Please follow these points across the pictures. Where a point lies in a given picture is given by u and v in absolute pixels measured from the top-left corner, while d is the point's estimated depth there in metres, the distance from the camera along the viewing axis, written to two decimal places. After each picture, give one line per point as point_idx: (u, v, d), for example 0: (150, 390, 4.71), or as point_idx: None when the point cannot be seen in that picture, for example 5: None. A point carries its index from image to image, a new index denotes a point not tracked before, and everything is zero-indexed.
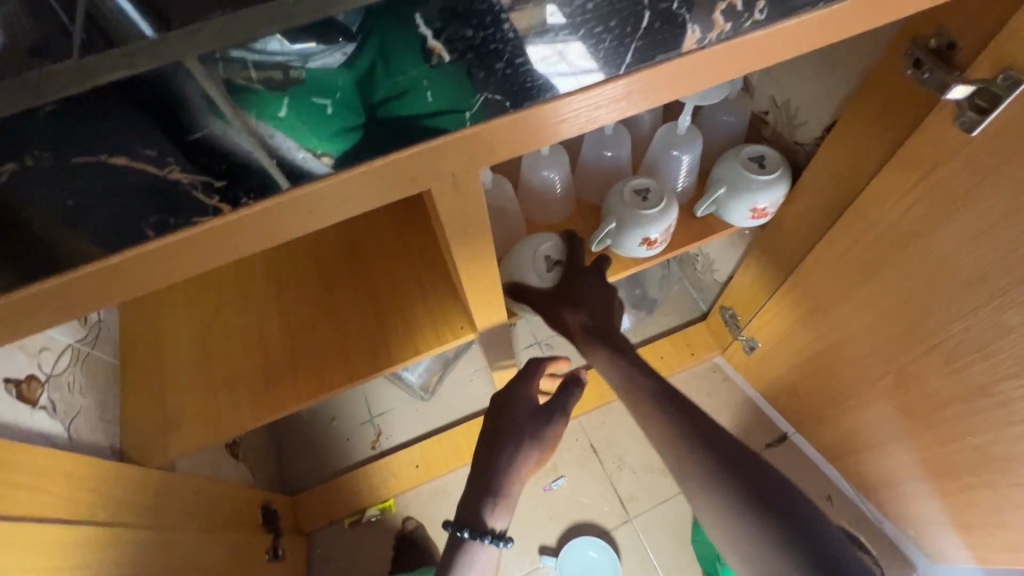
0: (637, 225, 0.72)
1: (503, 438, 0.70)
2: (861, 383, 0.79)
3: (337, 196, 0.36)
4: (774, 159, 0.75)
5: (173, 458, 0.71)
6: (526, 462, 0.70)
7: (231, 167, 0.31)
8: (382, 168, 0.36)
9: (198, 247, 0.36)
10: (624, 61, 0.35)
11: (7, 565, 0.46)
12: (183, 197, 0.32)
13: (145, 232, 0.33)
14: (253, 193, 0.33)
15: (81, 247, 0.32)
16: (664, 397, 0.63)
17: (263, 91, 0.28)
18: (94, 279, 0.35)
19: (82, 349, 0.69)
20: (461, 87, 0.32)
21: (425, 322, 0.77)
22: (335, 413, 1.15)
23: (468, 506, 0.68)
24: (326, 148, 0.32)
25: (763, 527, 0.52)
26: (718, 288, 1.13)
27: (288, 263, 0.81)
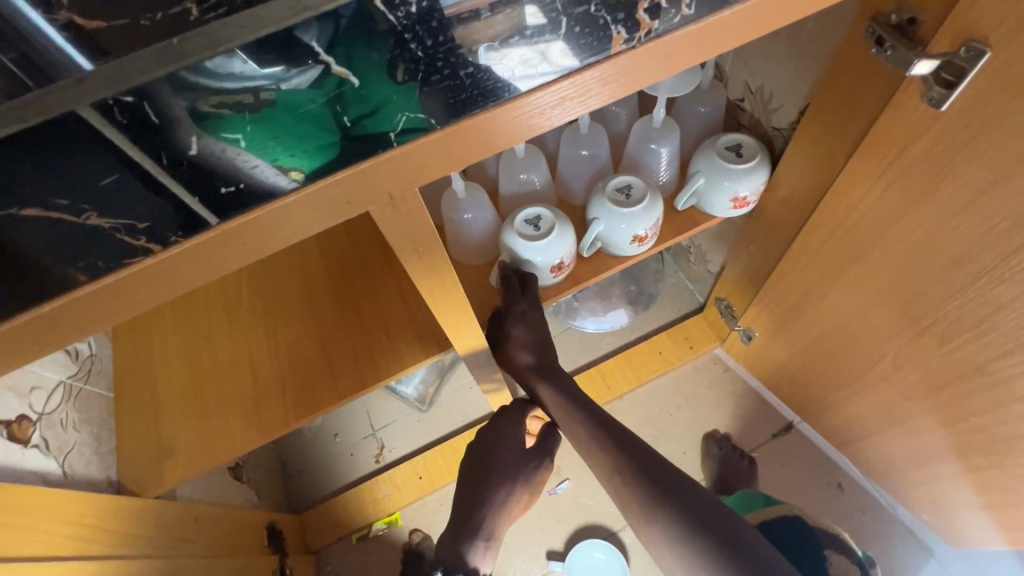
0: (623, 224, 0.71)
1: (488, 481, 0.73)
2: (860, 368, 0.77)
3: (279, 225, 0.36)
4: (751, 146, 0.74)
5: (168, 486, 0.71)
6: (511, 505, 0.74)
7: (155, 208, 0.32)
8: (319, 191, 0.36)
9: (135, 289, 0.36)
10: (563, 65, 0.35)
11: None
12: (107, 240, 0.32)
13: (76, 278, 0.33)
14: (182, 230, 0.33)
15: (15, 295, 0.32)
16: (599, 425, 0.69)
17: (233, 115, 0.29)
18: (34, 327, 0.35)
19: (75, 385, 0.70)
20: (407, 105, 0.33)
21: (410, 336, 0.77)
22: (337, 429, 1.16)
23: (451, 543, 0.70)
24: (297, 163, 0.33)
25: (696, 552, 0.58)
26: (712, 278, 1.11)
27: (273, 284, 0.81)
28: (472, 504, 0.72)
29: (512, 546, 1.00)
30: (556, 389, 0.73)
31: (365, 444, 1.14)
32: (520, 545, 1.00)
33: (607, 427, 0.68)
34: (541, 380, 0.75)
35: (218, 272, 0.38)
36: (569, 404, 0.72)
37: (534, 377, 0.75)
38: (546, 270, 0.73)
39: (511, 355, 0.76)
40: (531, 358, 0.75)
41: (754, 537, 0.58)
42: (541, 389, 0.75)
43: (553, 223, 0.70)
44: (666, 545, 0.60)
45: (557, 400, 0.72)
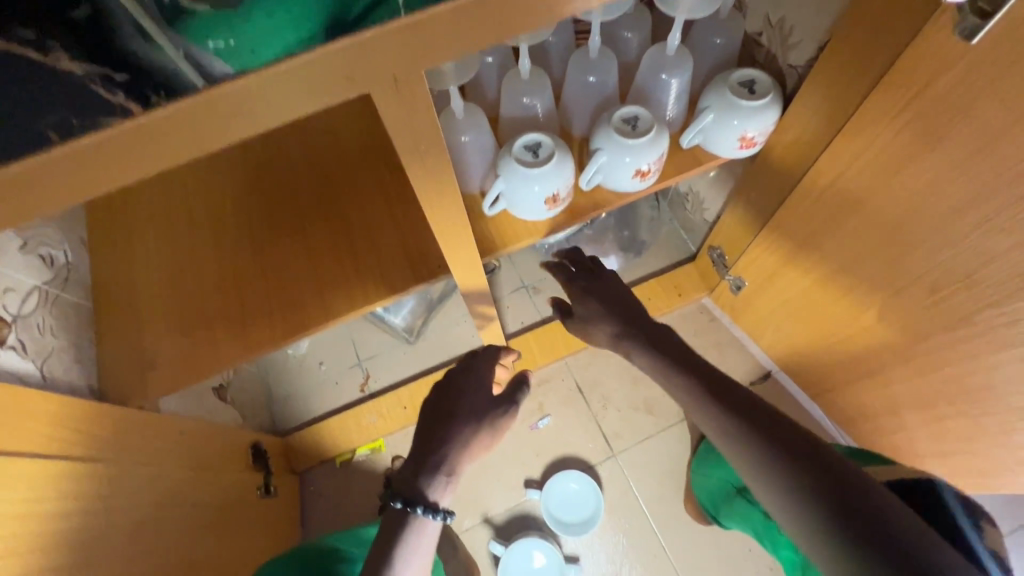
0: (628, 157, 0.69)
1: (451, 418, 0.65)
2: (845, 318, 0.79)
3: (266, 99, 0.34)
4: (765, 83, 0.71)
5: (155, 396, 0.71)
6: (475, 446, 0.65)
7: (136, 58, 0.30)
8: (314, 66, 0.33)
9: (104, 158, 0.33)
10: None
11: None
12: (79, 91, 0.30)
13: (46, 135, 0.30)
14: (162, 91, 0.31)
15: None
16: (701, 380, 0.58)
17: (207, 12, 0.29)
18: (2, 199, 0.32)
19: (51, 291, 0.68)
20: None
21: (402, 262, 0.75)
22: (324, 357, 1.16)
23: (411, 477, 0.62)
24: (266, 58, 0.31)
25: (815, 528, 0.45)
26: (706, 227, 1.11)
27: (260, 200, 0.78)
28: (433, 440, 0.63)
29: (491, 475, 1.04)
30: (651, 351, 0.63)
31: (351, 373, 1.15)
32: (500, 474, 1.04)
33: (711, 380, 0.57)
34: (634, 349, 0.65)
35: (199, 148, 0.35)
36: (668, 364, 0.61)
37: (628, 345, 0.66)
38: (540, 202, 0.71)
39: (596, 335, 0.70)
40: (613, 324, 0.67)
41: (896, 515, 0.43)
42: (637, 357, 0.65)
43: (553, 150, 0.68)
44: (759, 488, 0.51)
45: (650, 364, 0.63)
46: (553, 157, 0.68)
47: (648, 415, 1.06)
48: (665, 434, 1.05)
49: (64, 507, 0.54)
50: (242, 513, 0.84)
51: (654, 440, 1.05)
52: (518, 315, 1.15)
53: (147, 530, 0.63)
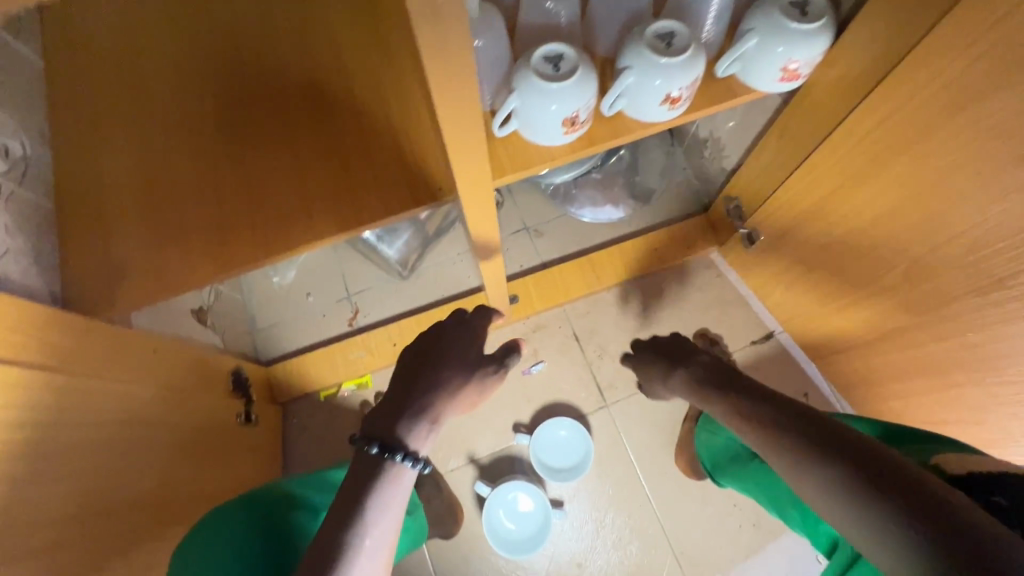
0: (658, 79, 0.62)
1: (440, 363, 0.54)
2: (867, 276, 0.75)
3: None
4: (819, 6, 0.63)
5: (124, 311, 0.65)
6: (462, 401, 0.54)
7: None
8: None
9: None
10: None
11: None
12: None
13: None
14: None
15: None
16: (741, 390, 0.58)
17: None
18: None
19: (6, 185, 0.61)
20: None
21: (399, 182, 0.68)
22: (310, 288, 1.11)
23: (389, 417, 0.51)
24: None
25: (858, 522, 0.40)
26: (723, 177, 1.04)
27: (245, 105, 0.70)
28: (420, 382, 0.53)
29: (480, 418, 1.01)
30: (688, 375, 0.67)
31: (339, 306, 1.10)
32: (488, 417, 1.02)
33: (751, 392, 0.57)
34: (676, 377, 0.69)
35: None
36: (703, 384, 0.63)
37: (672, 376, 0.70)
38: (557, 124, 0.63)
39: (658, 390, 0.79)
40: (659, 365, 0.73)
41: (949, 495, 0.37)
42: (679, 384, 0.68)
43: (576, 65, 0.61)
44: (823, 504, 0.43)
45: (690, 383, 0.66)
46: (577, 73, 0.61)
47: None
48: None
49: (9, 415, 0.49)
50: (216, 439, 0.81)
51: None
52: (518, 257, 1.10)
53: (107, 448, 0.59)
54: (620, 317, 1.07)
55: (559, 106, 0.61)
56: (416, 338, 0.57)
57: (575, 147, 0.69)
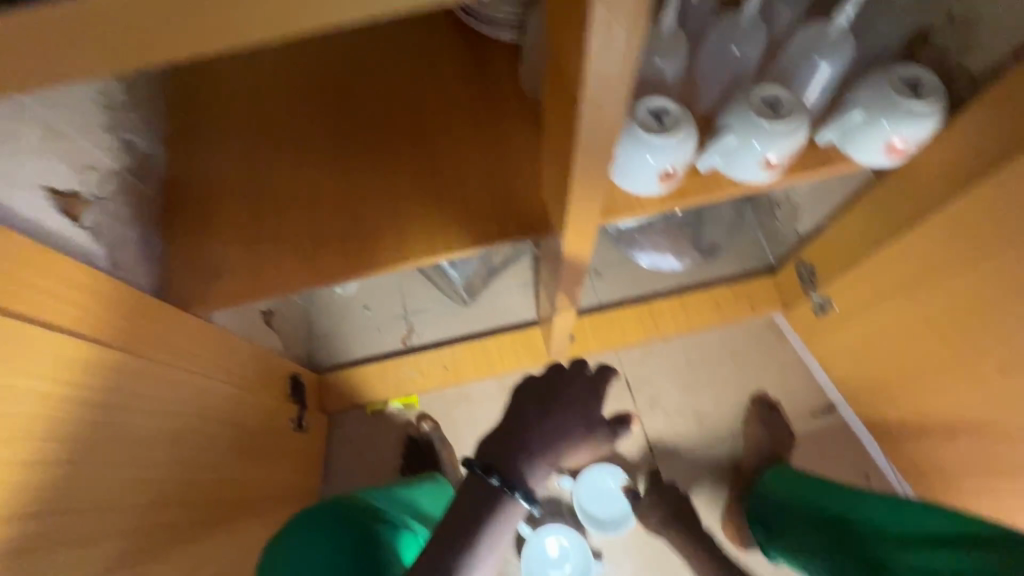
0: (761, 142, 0.62)
1: (570, 408, 0.53)
2: (958, 361, 0.72)
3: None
4: (932, 86, 0.62)
5: (212, 307, 0.69)
6: (580, 450, 0.53)
7: None
8: None
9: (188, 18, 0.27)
10: None
11: (28, 372, 0.43)
12: None
13: None
14: None
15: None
16: None
17: None
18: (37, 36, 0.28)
19: (130, 179, 0.66)
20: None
21: (487, 214, 0.70)
22: (369, 302, 1.13)
23: (506, 449, 0.50)
24: None
25: None
26: (795, 240, 1.03)
27: (348, 125, 0.74)
28: (537, 421, 0.51)
29: None
30: None
31: (395, 323, 1.12)
32: None
33: None
34: None
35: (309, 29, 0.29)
36: None
37: None
38: (653, 176, 0.64)
39: None
40: None
41: None
42: None
43: (680, 120, 0.62)
44: None
45: None
46: (681, 128, 0.62)
47: (695, 425, 1.02)
48: (710, 446, 1.01)
49: (109, 397, 0.51)
50: (271, 442, 0.82)
51: (696, 451, 1.00)
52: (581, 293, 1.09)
53: (184, 440, 0.61)
54: (675, 369, 1.05)
55: (659, 158, 0.62)
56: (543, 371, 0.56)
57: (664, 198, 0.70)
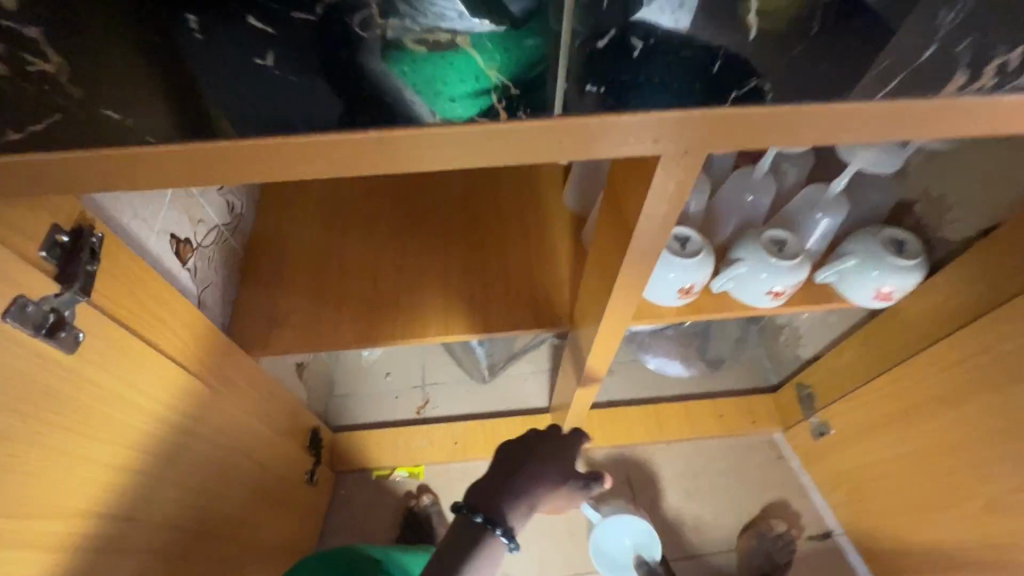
0: (769, 275, 0.72)
1: (545, 459, 0.59)
2: (945, 498, 0.76)
3: (524, 140, 0.37)
4: (914, 248, 0.74)
5: (270, 353, 0.75)
6: (555, 499, 0.59)
7: (370, 92, 0.33)
8: (561, 128, 0.36)
9: (354, 150, 0.37)
10: (885, 89, 0.36)
11: (133, 385, 0.49)
12: (305, 98, 0.33)
13: (281, 121, 0.34)
14: (376, 116, 0.34)
15: (173, 96, 0.33)
16: None
17: (423, 54, 0.31)
18: (237, 152, 0.37)
19: (225, 233, 0.77)
20: (676, 99, 0.35)
21: (525, 303, 0.79)
22: (391, 369, 1.20)
23: (490, 491, 0.56)
24: (459, 111, 0.34)
25: None
26: (797, 364, 1.10)
27: (415, 213, 0.86)
28: (518, 468, 0.58)
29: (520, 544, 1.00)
30: None
31: (413, 392, 1.17)
32: (527, 545, 1.00)
33: None
34: None
35: None
36: None
37: None
38: (674, 290, 0.74)
39: None
40: None
41: None
42: None
43: (701, 247, 0.73)
44: None
45: None
46: (700, 254, 0.73)
47: (693, 534, 1.02)
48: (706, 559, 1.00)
49: (183, 419, 0.56)
50: (284, 491, 0.84)
51: (693, 561, 1.00)
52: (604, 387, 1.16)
53: (223, 472, 0.65)
54: (676, 475, 1.07)
55: (679, 276, 0.72)
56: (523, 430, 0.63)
57: (683, 310, 0.79)
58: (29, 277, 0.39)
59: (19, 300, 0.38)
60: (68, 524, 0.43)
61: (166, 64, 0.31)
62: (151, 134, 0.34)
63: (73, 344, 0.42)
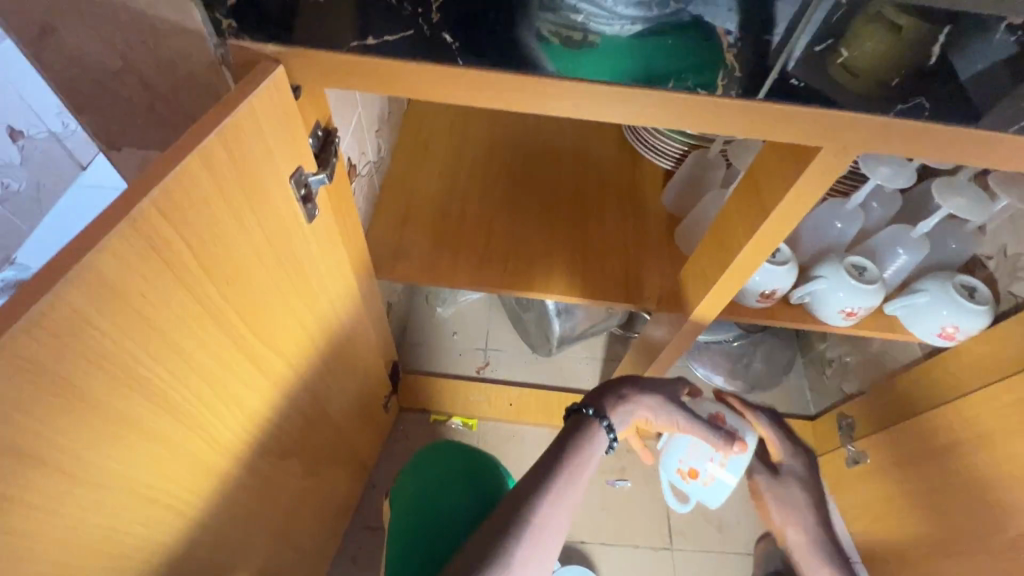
0: (847, 294, 0.80)
1: (652, 383, 0.68)
2: (974, 532, 0.82)
3: (716, 113, 0.46)
4: (983, 297, 0.81)
5: (394, 278, 0.86)
6: (656, 416, 0.66)
7: (520, 51, 0.43)
8: (749, 110, 0.45)
9: (579, 99, 0.46)
10: (1015, 124, 0.44)
11: (328, 263, 0.60)
12: (447, 47, 0.43)
13: (440, 59, 0.43)
14: (530, 64, 0.43)
15: (359, 21, 0.42)
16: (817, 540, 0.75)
17: (556, 43, 0.42)
18: (512, 84, 0.45)
19: (373, 168, 0.88)
20: (846, 104, 0.44)
21: (619, 279, 0.88)
22: (460, 329, 1.30)
23: (601, 397, 0.67)
24: (586, 74, 0.44)
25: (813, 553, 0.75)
26: (840, 397, 1.17)
27: (530, 185, 0.97)
28: (626, 384, 0.67)
29: None
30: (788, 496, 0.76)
31: (476, 353, 1.26)
32: None
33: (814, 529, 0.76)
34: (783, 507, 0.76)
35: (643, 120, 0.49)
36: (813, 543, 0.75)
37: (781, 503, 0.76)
38: (757, 292, 0.82)
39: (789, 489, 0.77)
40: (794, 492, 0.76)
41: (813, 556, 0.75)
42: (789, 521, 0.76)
43: (789, 258, 0.81)
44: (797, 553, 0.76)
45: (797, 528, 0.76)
46: (788, 264, 0.81)
47: (718, 532, 1.08)
48: (725, 557, 1.06)
49: (342, 307, 0.67)
50: (369, 407, 0.94)
51: (713, 556, 1.06)
52: None
53: (348, 365, 0.75)
54: None
55: (765, 279, 0.81)
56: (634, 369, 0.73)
57: (759, 313, 0.87)
58: (306, 154, 0.50)
59: (298, 169, 0.49)
60: (274, 356, 0.54)
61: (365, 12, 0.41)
62: (462, 56, 0.43)
63: (309, 217, 0.53)
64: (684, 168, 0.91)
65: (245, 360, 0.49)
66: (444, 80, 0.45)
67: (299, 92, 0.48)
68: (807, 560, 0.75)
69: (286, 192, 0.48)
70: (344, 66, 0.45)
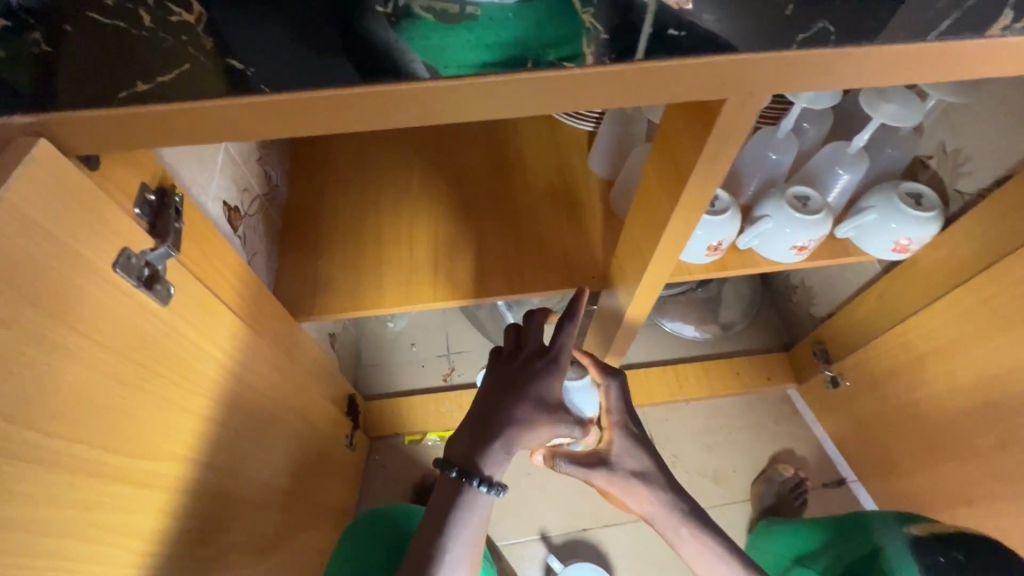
0: (794, 228, 0.75)
1: (520, 400, 0.60)
2: (959, 437, 0.81)
3: (597, 85, 0.38)
4: (932, 200, 0.77)
5: (317, 317, 0.78)
6: (532, 438, 0.60)
7: (347, 54, 0.34)
8: (632, 74, 0.38)
9: (433, 102, 0.38)
10: (938, 28, 0.38)
11: (205, 338, 0.52)
12: (243, 76, 0.34)
13: (260, 87, 0.35)
14: (364, 71, 0.35)
15: (133, 63, 0.33)
16: (674, 504, 0.70)
17: (431, 21, 0.34)
18: (342, 102, 0.37)
19: (266, 201, 0.79)
20: (754, 44, 0.37)
21: (558, 263, 0.81)
22: (416, 339, 1.23)
23: (468, 446, 0.59)
24: (459, 59, 0.35)
25: (678, 519, 0.70)
26: (811, 322, 1.14)
27: (446, 181, 0.88)
28: (489, 419, 0.60)
29: (551, 499, 1.05)
30: (633, 469, 0.70)
31: (438, 360, 1.20)
32: (556, 500, 1.05)
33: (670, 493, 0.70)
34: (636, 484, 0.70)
35: None
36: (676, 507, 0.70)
37: (630, 481, 0.70)
38: (702, 247, 0.77)
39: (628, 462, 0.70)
40: (634, 460, 0.70)
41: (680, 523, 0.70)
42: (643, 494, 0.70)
43: (729, 205, 0.76)
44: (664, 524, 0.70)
45: (651, 502, 0.70)
46: (730, 210, 0.75)
47: (715, 484, 1.07)
48: (726, 508, 1.05)
49: (245, 375, 0.59)
50: (328, 454, 0.87)
51: (715, 510, 1.05)
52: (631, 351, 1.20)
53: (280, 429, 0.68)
54: (695, 430, 1.12)
55: (708, 232, 0.75)
56: (494, 364, 0.65)
57: (710, 267, 0.82)
58: (131, 230, 0.41)
59: (124, 251, 0.41)
60: (162, 465, 0.46)
61: (156, 42, 0.33)
62: (267, 83, 0.35)
63: (164, 298, 0.45)
64: (605, 134, 0.81)
65: (120, 488, 0.41)
66: (261, 112, 0.37)
67: (96, 160, 0.40)
68: (667, 523, 0.70)
69: (111, 283, 0.39)
70: (131, 123, 0.37)
